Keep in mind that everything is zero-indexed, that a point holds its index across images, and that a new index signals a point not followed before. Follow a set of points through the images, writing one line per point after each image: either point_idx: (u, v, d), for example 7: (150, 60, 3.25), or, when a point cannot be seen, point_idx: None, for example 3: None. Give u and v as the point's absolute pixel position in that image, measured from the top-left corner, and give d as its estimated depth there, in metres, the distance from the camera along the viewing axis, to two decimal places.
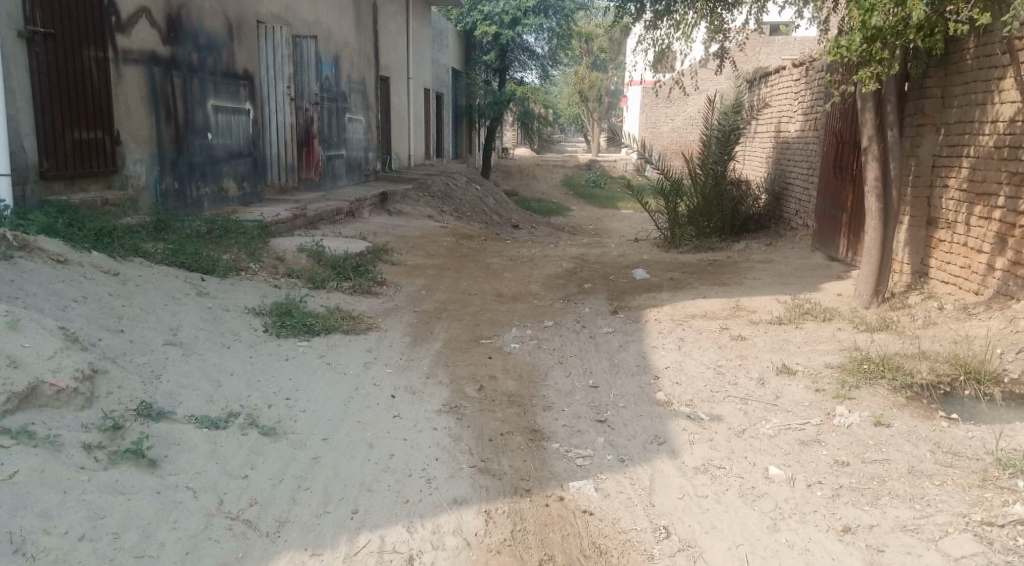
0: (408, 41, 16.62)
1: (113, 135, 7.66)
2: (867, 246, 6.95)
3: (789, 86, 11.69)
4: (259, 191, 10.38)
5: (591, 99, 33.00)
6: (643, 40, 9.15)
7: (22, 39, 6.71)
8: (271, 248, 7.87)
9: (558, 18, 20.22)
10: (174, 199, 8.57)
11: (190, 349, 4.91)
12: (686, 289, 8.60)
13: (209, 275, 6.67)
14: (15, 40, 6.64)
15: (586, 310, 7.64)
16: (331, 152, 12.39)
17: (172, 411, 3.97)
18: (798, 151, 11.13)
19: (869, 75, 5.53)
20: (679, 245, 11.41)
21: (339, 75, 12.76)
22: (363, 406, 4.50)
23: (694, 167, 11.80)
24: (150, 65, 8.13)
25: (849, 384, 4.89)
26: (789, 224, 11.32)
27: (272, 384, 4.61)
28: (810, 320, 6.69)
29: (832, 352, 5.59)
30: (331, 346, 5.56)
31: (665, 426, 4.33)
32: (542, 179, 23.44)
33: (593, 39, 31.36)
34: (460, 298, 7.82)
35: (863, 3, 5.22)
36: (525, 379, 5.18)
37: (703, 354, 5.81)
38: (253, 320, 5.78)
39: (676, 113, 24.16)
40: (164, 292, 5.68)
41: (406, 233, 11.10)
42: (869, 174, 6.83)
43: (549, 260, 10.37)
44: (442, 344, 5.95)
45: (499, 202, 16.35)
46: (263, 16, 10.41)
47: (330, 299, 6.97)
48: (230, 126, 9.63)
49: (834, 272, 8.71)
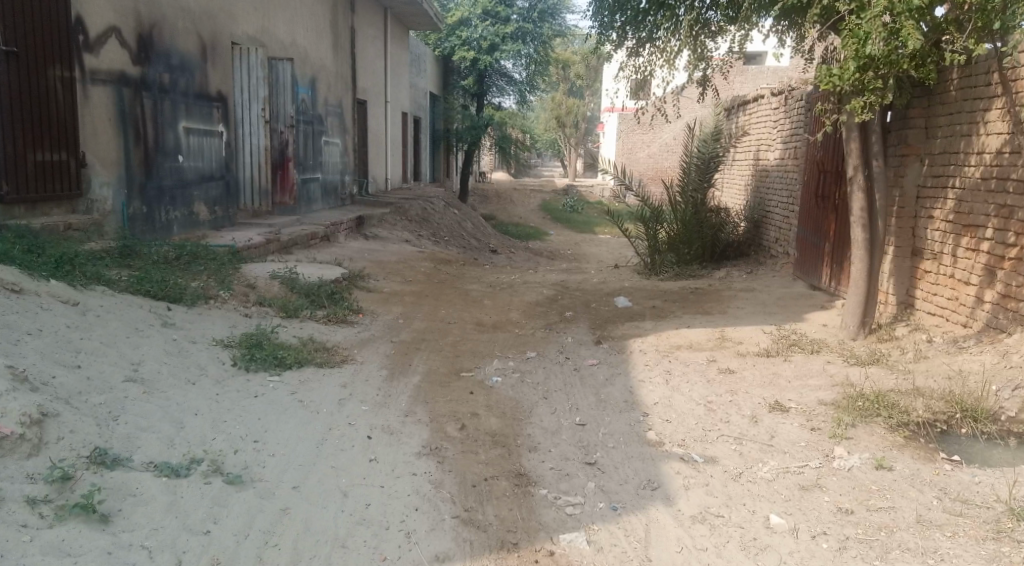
0: (386, 65, 16.45)
1: (79, 158, 7.37)
2: (854, 277, 6.79)
3: (768, 114, 11.63)
4: (231, 216, 10.10)
5: (568, 125, 33.10)
6: (625, 67, 9.01)
7: None
8: (242, 275, 7.58)
9: (536, 44, 20.07)
10: (142, 223, 8.27)
11: (152, 386, 4.62)
12: (669, 318, 8.41)
13: (176, 304, 6.38)
14: None
15: (568, 340, 7.42)
16: (305, 175, 12.13)
17: (129, 457, 3.70)
18: (777, 179, 11.06)
19: (862, 105, 5.40)
20: (659, 272, 11.24)
21: (315, 97, 12.55)
22: (337, 449, 4.24)
23: (673, 194, 11.67)
24: (119, 85, 7.86)
25: (846, 422, 4.67)
26: (768, 252, 11.20)
27: (239, 425, 4.34)
28: (797, 352, 6.51)
29: (825, 387, 5.40)
30: (303, 381, 5.28)
31: (657, 471, 4.11)
32: (520, 203, 23.28)
33: (570, 65, 31.49)
34: (439, 328, 7.58)
35: (857, 32, 5.18)
36: (508, 417, 4.94)
37: (691, 389, 5.60)
38: (221, 353, 5.50)
39: (652, 139, 24.14)
40: (126, 323, 5.39)
41: (383, 258, 10.85)
42: (855, 204, 6.67)
43: (529, 287, 10.16)
44: (420, 378, 5.69)
45: (476, 227, 16.15)
46: (238, 37, 10.18)
47: (303, 329, 6.70)
48: (202, 149, 9.36)
49: (818, 301, 8.56)
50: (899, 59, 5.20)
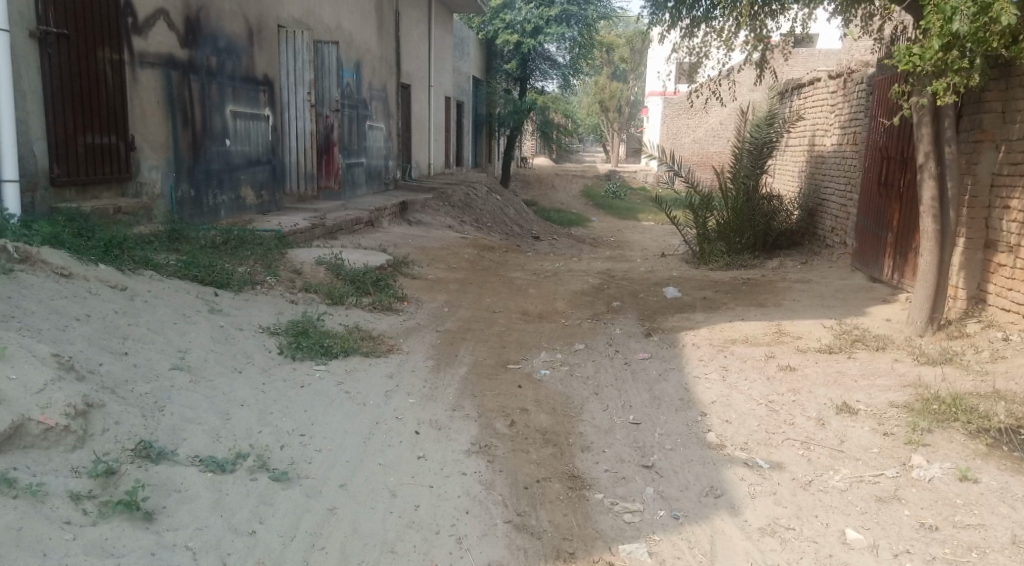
0: (430, 49, 16.25)
1: (129, 141, 7.28)
2: (923, 269, 6.42)
3: (824, 98, 11.21)
4: (278, 200, 10.02)
5: (612, 109, 32.63)
6: (678, 48, 8.65)
7: (34, 39, 6.34)
8: (288, 261, 7.46)
9: (580, 27, 19.58)
10: (190, 206, 8.20)
11: (198, 374, 4.48)
12: (723, 310, 8.10)
13: (223, 290, 6.26)
14: (26, 39, 6.28)
15: (617, 331, 7.17)
16: (350, 159, 12.01)
17: (173, 451, 3.56)
18: (834, 165, 10.64)
19: (946, 87, 5.06)
20: (708, 261, 10.86)
21: (360, 81, 12.41)
22: (384, 445, 4.07)
23: (724, 180, 11.31)
24: (167, 68, 7.76)
25: (921, 427, 4.35)
26: (823, 242, 10.80)
27: (285, 417, 4.19)
28: (862, 349, 6.19)
29: (896, 388, 5.09)
30: (349, 371, 5.12)
31: (719, 477, 3.87)
32: (562, 189, 22.95)
33: (615, 49, 30.94)
34: (484, 317, 7.38)
35: (943, 7, 4.82)
36: (560, 413, 4.72)
37: (751, 387, 5.32)
38: (267, 341, 5.37)
39: (698, 124, 23.57)
40: (173, 309, 5.28)
41: (427, 244, 10.69)
42: (926, 193, 6.30)
43: (574, 275, 9.90)
44: (467, 369, 5.50)
45: (519, 213, 15.91)
46: (285, 20, 10.03)
47: (349, 317, 6.54)
48: (249, 133, 9.26)
49: (880, 294, 8.19)
50: (988, 38, 4.82)
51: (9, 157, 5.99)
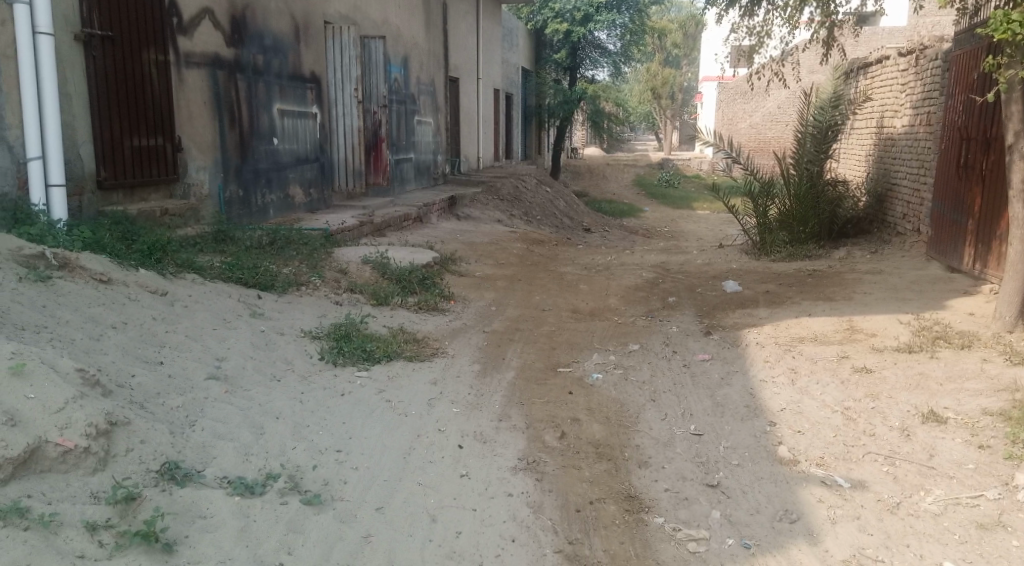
0: (479, 40, 15.94)
1: (175, 142, 7.11)
2: (1012, 260, 5.91)
3: (894, 78, 10.58)
4: (327, 198, 9.83)
5: (664, 96, 31.99)
6: (738, 29, 8.16)
7: (79, 41, 6.19)
8: (334, 260, 7.24)
9: (632, 13, 19.26)
10: (238, 206, 8.02)
11: (235, 384, 4.22)
12: (787, 305, 7.61)
13: (267, 292, 6.04)
14: (71, 43, 6.13)
15: (674, 329, 6.76)
16: (399, 155, 11.78)
17: (201, 472, 3.29)
18: (906, 148, 10.00)
19: None
20: (770, 252, 10.30)
21: (408, 76, 12.15)
22: (424, 461, 3.77)
23: (787, 166, 10.74)
24: (213, 67, 7.58)
25: (1022, 439, 3.94)
26: (893, 230, 10.18)
27: (321, 431, 3.92)
28: (944, 347, 5.72)
29: (988, 393, 4.65)
30: (393, 378, 4.83)
31: (795, 499, 3.51)
32: (614, 179, 22.48)
33: (667, 34, 30.25)
34: (533, 316, 7.03)
35: None
36: (615, 423, 4.36)
37: (823, 392, 4.90)
38: (309, 345, 5.12)
39: (756, 107, 22.85)
40: (213, 314, 5.04)
41: (476, 239, 10.40)
42: (1015, 176, 5.79)
43: (627, 269, 9.47)
44: (515, 374, 5.18)
45: (571, 204, 15.54)
46: (331, 16, 9.77)
47: (393, 318, 6.26)
48: (297, 130, 9.06)
49: (959, 286, 7.61)
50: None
51: (55, 161, 5.81)
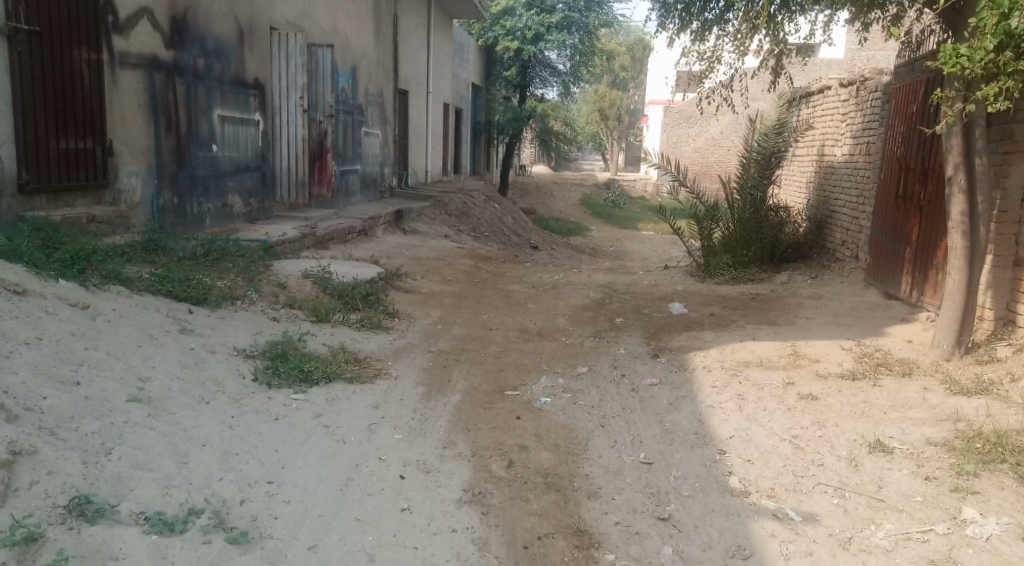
0: (429, 54, 15.83)
1: (106, 145, 6.81)
2: (950, 289, 5.94)
3: (835, 107, 10.79)
4: (267, 208, 9.56)
5: (610, 118, 32.43)
6: (688, 53, 8.20)
7: (3, 35, 5.90)
8: (273, 273, 7.00)
9: (581, 35, 19.23)
10: (172, 214, 7.73)
11: (159, 406, 3.99)
12: (731, 328, 7.63)
13: (199, 307, 5.79)
14: None
15: (622, 352, 6.69)
16: (344, 167, 11.57)
17: (115, 507, 3.09)
18: (846, 176, 10.19)
19: (996, 92, 4.56)
20: (714, 274, 10.37)
21: (356, 86, 11.96)
22: (363, 493, 3.61)
23: (731, 191, 10.85)
24: (150, 70, 7.30)
25: (967, 471, 3.95)
26: (833, 255, 10.33)
27: (251, 460, 3.71)
28: (886, 375, 5.76)
29: (931, 423, 4.67)
30: (331, 401, 4.64)
31: (746, 534, 3.45)
32: (561, 197, 22.53)
33: (615, 57, 30.64)
34: (480, 335, 6.90)
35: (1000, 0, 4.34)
36: (563, 451, 4.25)
37: (771, 419, 4.86)
38: (242, 365, 4.90)
39: (699, 132, 23.20)
40: (139, 330, 4.78)
41: (422, 254, 10.24)
42: (954, 209, 5.83)
43: (574, 288, 9.42)
44: (461, 397, 5.03)
45: (518, 221, 15.48)
46: (278, 22, 9.53)
47: (334, 336, 6.05)
48: (237, 138, 8.80)
49: (897, 313, 7.74)
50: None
51: None
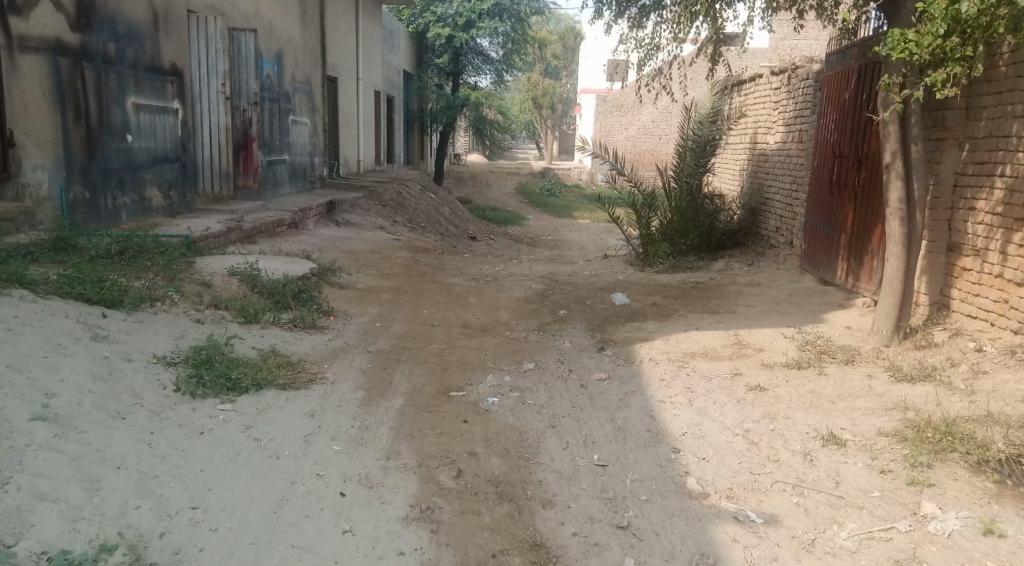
0: (357, 41, 15.41)
1: (6, 136, 6.40)
2: (889, 276, 5.92)
3: (767, 95, 10.82)
4: (190, 201, 9.12)
5: (544, 106, 32.34)
6: (626, 40, 8.04)
7: None
8: (198, 271, 6.65)
9: (513, 23, 18.94)
10: (84, 210, 7.29)
11: (67, 425, 3.68)
12: (674, 318, 7.55)
13: (115, 310, 5.43)
14: None
15: (567, 345, 6.53)
16: (271, 157, 11.15)
17: (11, 548, 2.86)
18: (779, 164, 10.21)
19: (944, 77, 4.58)
20: (653, 264, 10.30)
21: (282, 74, 11.54)
22: (300, 515, 3.44)
23: (668, 179, 10.78)
24: (55, 54, 6.84)
25: (921, 462, 3.89)
26: (768, 242, 10.35)
27: (173, 483, 3.47)
28: (830, 362, 5.73)
29: (880, 412, 4.62)
30: (262, 411, 4.38)
31: (709, 540, 3.44)
32: (497, 186, 22.30)
33: (547, 46, 30.55)
34: (421, 332, 6.66)
35: None
36: (513, 456, 4.10)
37: (722, 413, 4.75)
38: (163, 374, 4.58)
39: (630, 122, 23.37)
40: (45, 338, 4.41)
41: (357, 247, 9.92)
42: (893, 194, 5.80)
43: (515, 280, 9.24)
44: (403, 401, 4.81)
45: (455, 212, 15.21)
46: (195, 6, 9.07)
47: (264, 338, 5.75)
48: (155, 128, 8.34)
49: (834, 299, 7.78)
50: (992, 23, 4.33)
51: None
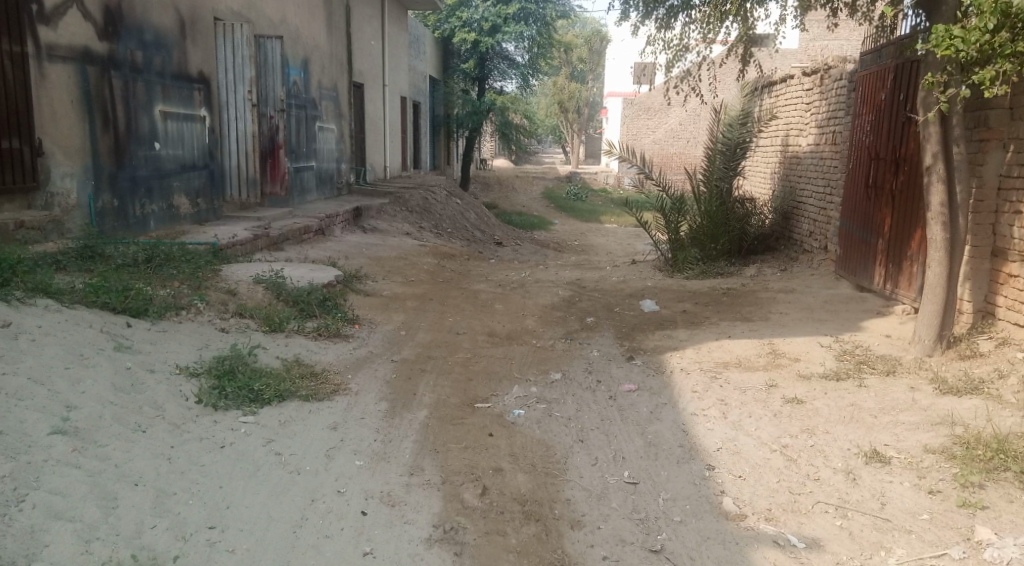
0: (384, 46, 15.38)
1: (35, 145, 6.38)
2: (931, 283, 5.68)
3: (799, 97, 10.58)
4: (217, 208, 9.08)
5: (571, 110, 32.18)
6: (653, 42, 7.86)
7: None
8: (222, 279, 6.57)
9: (539, 26, 18.87)
10: (113, 218, 7.25)
11: (87, 438, 3.59)
12: (706, 326, 7.35)
13: (139, 319, 5.35)
14: None
15: (595, 354, 6.36)
16: (298, 164, 11.11)
17: None
18: (812, 167, 9.97)
19: (992, 74, 4.35)
20: (683, 270, 10.09)
21: (309, 80, 11.50)
22: (319, 536, 3.32)
23: (698, 183, 10.57)
24: (84, 62, 6.82)
25: (973, 482, 3.69)
26: (801, 247, 10.11)
27: (191, 501, 3.37)
28: (870, 374, 5.50)
29: (925, 427, 4.41)
30: (284, 424, 4.27)
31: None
32: (524, 191, 22.17)
33: (573, 50, 30.41)
34: (446, 341, 6.53)
35: None
36: (540, 472, 3.96)
37: (759, 428, 4.56)
38: (185, 385, 4.48)
39: (657, 125, 23.29)
40: (66, 349, 4.33)
41: (382, 254, 9.84)
42: (934, 198, 5.56)
43: (542, 287, 9.09)
44: (427, 413, 4.68)
45: (481, 217, 15.10)
46: (223, 13, 9.03)
47: (287, 347, 5.65)
48: (183, 135, 8.30)
49: (872, 307, 7.53)
50: None
51: None
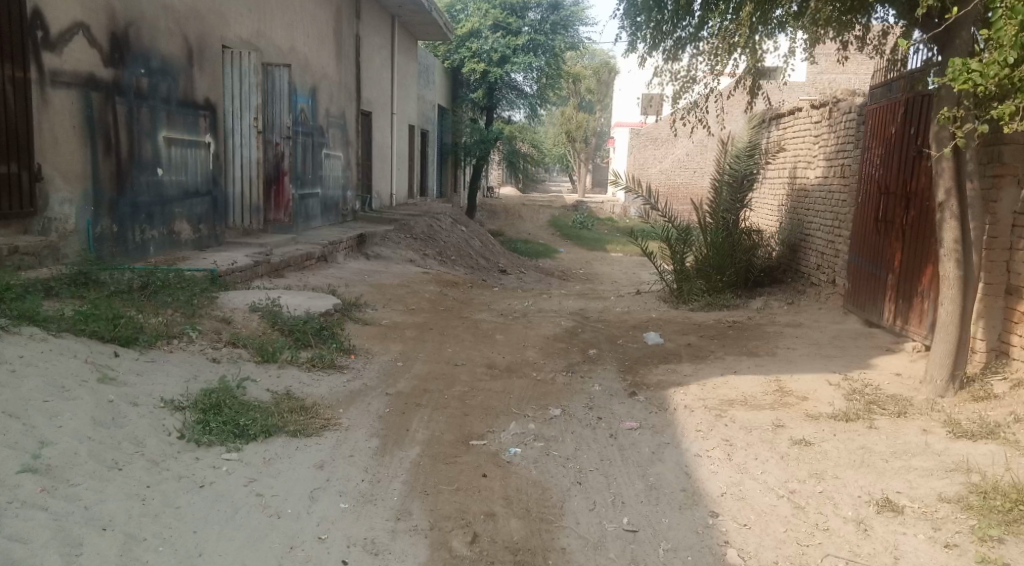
0: (393, 75, 15.35)
1: (34, 170, 6.27)
2: (943, 320, 5.47)
3: (807, 129, 10.47)
4: (218, 234, 8.97)
5: (578, 140, 32.14)
6: (661, 73, 7.74)
7: None
8: (217, 306, 6.42)
9: (548, 57, 18.95)
10: (111, 244, 7.13)
11: (59, 477, 3.43)
12: (711, 360, 7.15)
13: (128, 348, 5.18)
14: None
15: (597, 390, 6.16)
16: (303, 190, 11.01)
17: None
18: (820, 199, 9.83)
19: (1012, 109, 4.20)
20: (688, 301, 9.91)
21: (316, 107, 11.43)
22: None
23: (704, 215, 10.43)
24: (88, 89, 6.73)
25: (992, 536, 3.51)
26: (808, 280, 9.93)
27: (161, 548, 3.22)
28: (881, 415, 5.29)
29: (941, 474, 4.22)
30: (268, 462, 4.09)
31: None
32: (529, 219, 22.05)
33: (581, 79, 30.43)
34: (443, 373, 6.35)
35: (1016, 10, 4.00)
36: (535, 518, 3.80)
37: (765, 471, 4.36)
38: (169, 419, 4.30)
39: (665, 155, 22.99)
40: (48, 380, 4.16)
41: (384, 281, 9.69)
42: (947, 235, 5.36)
43: (544, 317, 8.92)
44: (420, 451, 4.49)
45: (485, 244, 14.97)
46: (230, 40, 8.97)
47: (279, 379, 5.47)
48: (185, 161, 8.21)
49: (882, 343, 7.34)
50: None
51: None
